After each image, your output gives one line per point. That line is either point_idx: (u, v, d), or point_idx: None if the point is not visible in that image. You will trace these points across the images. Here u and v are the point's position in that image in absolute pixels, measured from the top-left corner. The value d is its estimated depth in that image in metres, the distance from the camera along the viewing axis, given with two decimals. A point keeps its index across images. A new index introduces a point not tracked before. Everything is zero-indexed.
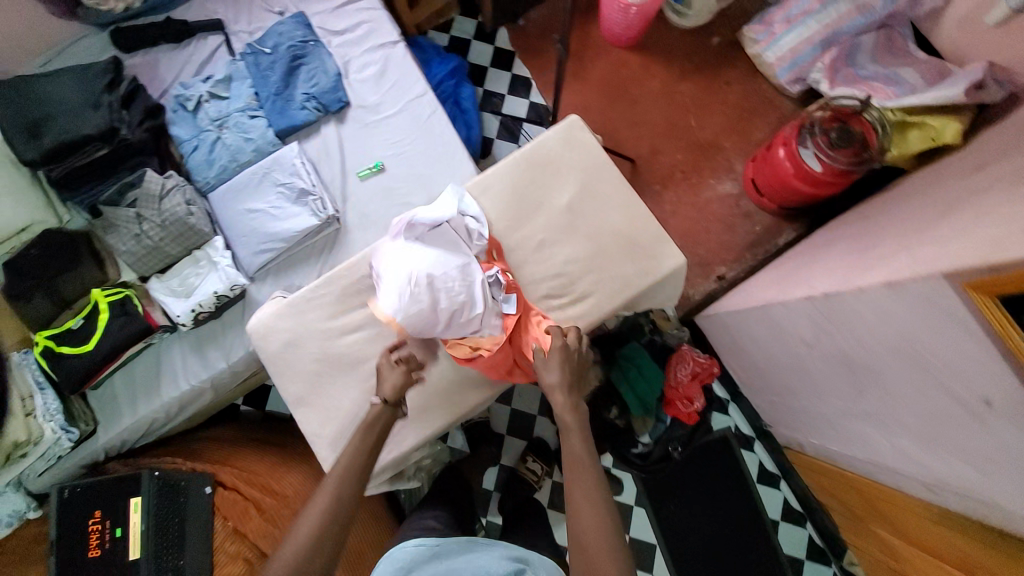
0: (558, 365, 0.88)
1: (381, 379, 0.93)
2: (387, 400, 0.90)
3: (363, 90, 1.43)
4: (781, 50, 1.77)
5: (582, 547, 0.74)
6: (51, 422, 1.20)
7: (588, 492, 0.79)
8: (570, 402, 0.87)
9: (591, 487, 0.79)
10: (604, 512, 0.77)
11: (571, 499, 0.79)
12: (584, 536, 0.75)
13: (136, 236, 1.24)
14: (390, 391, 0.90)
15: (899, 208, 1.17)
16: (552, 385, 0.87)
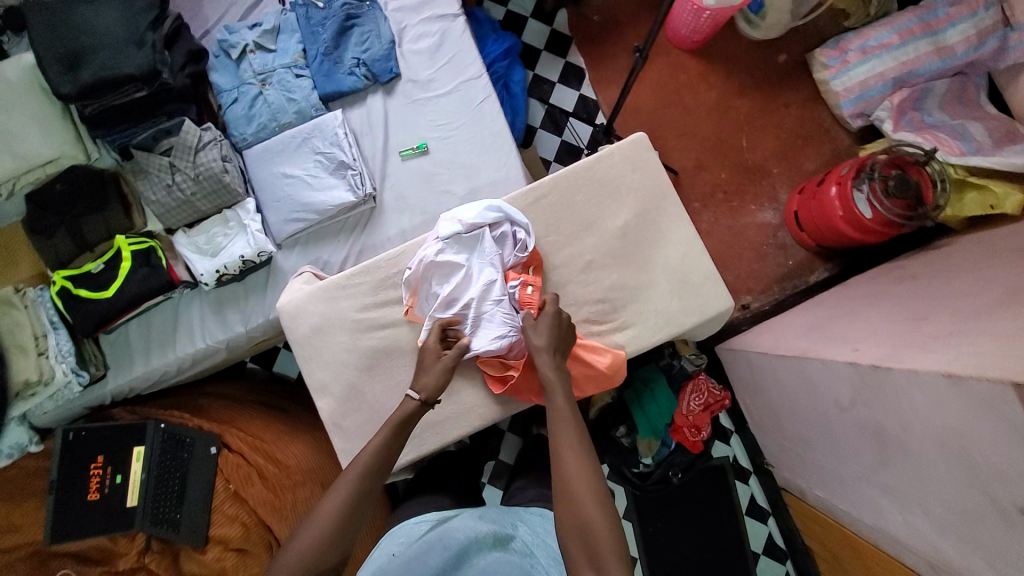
0: (546, 329, 0.88)
1: (418, 374, 0.90)
2: (424, 399, 0.88)
3: (415, 63, 1.36)
4: (851, 80, 1.65)
5: (580, 529, 0.71)
6: (62, 364, 1.22)
7: (580, 470, 0.75)
8: (554, 365, 0.86)
9: (580, 465, 0.75)
10: (597, 488, 0.74)
11: (558, 476, 0.75)
12: (580, 517, 0.71)
13: (166, 187, 1.22)
14: (426, 389, 0.88)
15: (952, 277, 1.13)
16: (539, 348, 0.87)
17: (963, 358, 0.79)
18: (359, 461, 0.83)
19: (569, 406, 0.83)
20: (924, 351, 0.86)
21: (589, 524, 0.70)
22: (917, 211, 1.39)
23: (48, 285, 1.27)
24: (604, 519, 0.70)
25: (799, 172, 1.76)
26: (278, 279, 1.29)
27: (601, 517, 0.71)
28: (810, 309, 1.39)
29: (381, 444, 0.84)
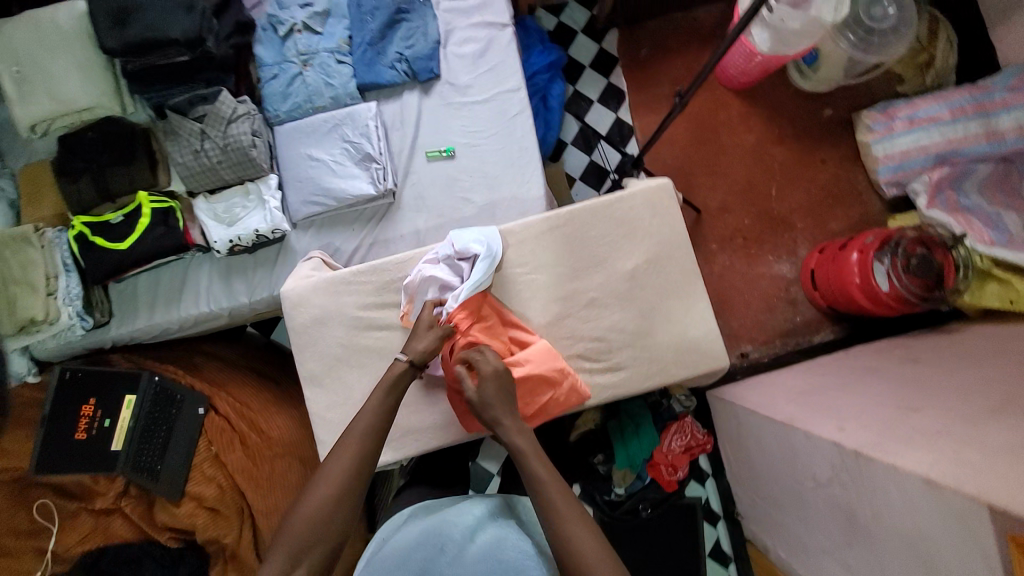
0: (490, 390, 0.82)
1: (414, 337, 0.89)
2: (414, 360, 0.86)
3: (457, 66, 1.36)
4: (893, 148, 1.63)
5: (566, 547, 0.71)
6: (69, 307, 1.27)
7: (557, 496, 0.75)
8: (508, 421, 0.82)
9: (559, 490, 0.75)
10: (578, 510, 0.74)
11: (538, 501, 0.75)
12: (566, 537, 0.72)
13: (194, 152, 1.24)
14: (421, 352, 0.87)
15: (954, 369, 1.10)
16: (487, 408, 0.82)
17: (942, 466, 0.78)
18: (334, 464, 0.78)
19: (525, 435, 0.81)
20: (909, 447, 0.85)
21: (575, 543, 0.71)
22: (935, 293, 1.37)
23: (66, 228, 1.31)
24: (591, 536, 0.72)
25: (823, 230, 1.74)
26: (288, 257, 1.31)
27: (587, 536, 0.71)
28: (808, 373, 1.38)
29: (358, 445, 0.79)
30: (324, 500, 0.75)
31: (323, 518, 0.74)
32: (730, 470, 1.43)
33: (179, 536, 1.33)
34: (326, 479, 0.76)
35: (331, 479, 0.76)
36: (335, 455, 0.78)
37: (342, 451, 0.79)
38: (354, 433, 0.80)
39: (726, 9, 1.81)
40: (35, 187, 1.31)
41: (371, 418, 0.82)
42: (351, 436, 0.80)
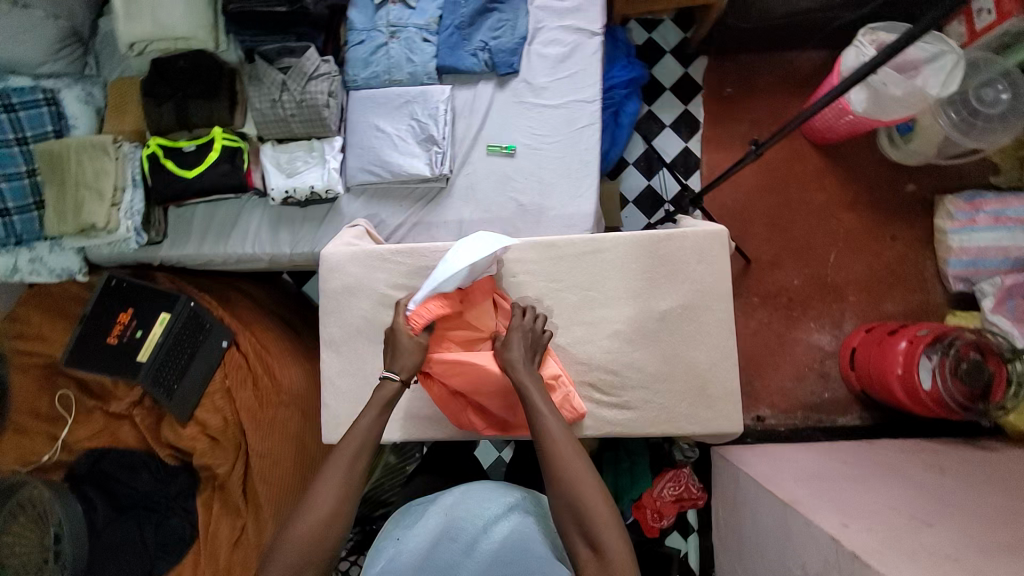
0: (517, 341, 0.87)
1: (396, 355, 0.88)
2: (404, 377, 0.86)
3: (537, 66, 1.35)
4: (970, 241, 1.54)
5: (576, 517, 0.70)
6: (129, 220, 1.33)
7: (573, 470, 0.73)
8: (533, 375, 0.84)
9: (574, 466, 0.73)
10: (595, 482, 0.72)
11: (553, 474, 0.73)
12: (580, 507, 0.70)
13: (272, 101, 1.28)
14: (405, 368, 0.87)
15: (980, 488, 1.02)
16: (512, 362, 0.85)
17: None
18: (329, 477, 0.77)
19: (552, 410, 0.80)
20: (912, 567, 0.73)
21: (587, 515, 0.70)
22: (979, 404, 1.26)
23: (142, 145, 1.39)
24: (605, 511, 0.70)
25: (876, 310, 1.64)
26: (335, 218, 1.35)
27: (602, 509, 0.70)
28: (821, 454, 1.32)
29: (351, 459, 0.79)
30: (321, 515, 0.74)
31: (320, 530, 0.74)
32: (717, 531, 1.40)
33: (177, 454, 1.41)
34: (324, 491, 0.76)
35: (326, 492, 0.76)
36: (329, 470, 0.78)
37: (339, 462, 0.79)
38: (348, 447, 0.80)
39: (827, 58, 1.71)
40: (121, 101, 1.39)
41: (365, 431, 0.81)
42: (346, 446, 0.80)
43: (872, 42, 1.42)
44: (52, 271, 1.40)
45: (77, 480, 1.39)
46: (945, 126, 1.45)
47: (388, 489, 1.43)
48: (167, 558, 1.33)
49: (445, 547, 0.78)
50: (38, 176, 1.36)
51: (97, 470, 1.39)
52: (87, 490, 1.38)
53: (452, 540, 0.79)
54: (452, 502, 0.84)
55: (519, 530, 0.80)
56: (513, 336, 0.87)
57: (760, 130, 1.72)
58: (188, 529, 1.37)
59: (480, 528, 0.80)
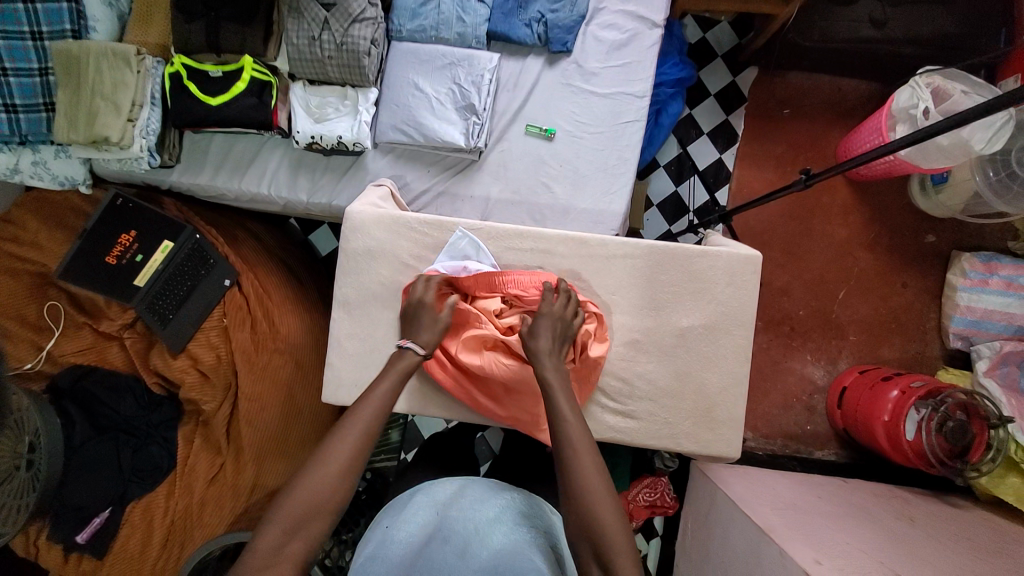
0: (545, 331, 0.88)
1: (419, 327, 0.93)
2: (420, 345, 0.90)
3: (591, 49, 1.29)
4: (979, 302, 1.56)
5: (592, 538, 0.69)
6: (143, 139, 1.26)
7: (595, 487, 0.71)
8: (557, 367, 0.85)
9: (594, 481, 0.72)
10: (610, 495, 0.72)
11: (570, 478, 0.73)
12: (593, 521, 0.69)
13: (310, 38, 1.21)
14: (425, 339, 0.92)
15: (947, 545, 1.06)
16: (539, 349, 0.86)
17: None
18: (339, 442, 0.75)
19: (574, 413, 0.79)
20: None
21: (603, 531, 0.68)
22: (955, 463, 1.28)
23: (164, 62, 1.31)
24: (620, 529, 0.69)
25: (873, 353, 1.67)
26: (359, 172, 1.31)
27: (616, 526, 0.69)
28: (796, 483, 1.36)
29: (360, 429, 0.77)
30: (324, 480, 0.71)
31: (319, 495, 0.71)
32: (680, 541, 1.44)
33: (163, 384, 1.39)
34: (330, 455, 0.73)
35: (330, 458, 0.73)
36: (339, 434, 0.75)
37: (348, 429, 0.76)
38: (359, 416, 0.78)
39: (877, 91, 1.67)
40: (148, 10, 1.31)
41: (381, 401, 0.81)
42: (358, 413, 0.78)
43: (927, 84, 1.38)
44: (56, 178, 1.34)
45: (58, 393, 1.37)
46: (981, 183, 1.41)
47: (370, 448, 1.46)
48: (141, 482, 1.34)
49: (437, 546, 0.77)
50: (50, 76, 1.28)
51: (79, 387, 1.37)
52: (67, 405, 1.36)
53: (445, 541, 0.78)
54: (444, 508, 0.85)
55: (512, 536, 0.80)
56: (539, 322, 0.88)
57: (798, 153, 1.69)
58: (166, 458, 1.36)
59: (472, 530, 0.80)
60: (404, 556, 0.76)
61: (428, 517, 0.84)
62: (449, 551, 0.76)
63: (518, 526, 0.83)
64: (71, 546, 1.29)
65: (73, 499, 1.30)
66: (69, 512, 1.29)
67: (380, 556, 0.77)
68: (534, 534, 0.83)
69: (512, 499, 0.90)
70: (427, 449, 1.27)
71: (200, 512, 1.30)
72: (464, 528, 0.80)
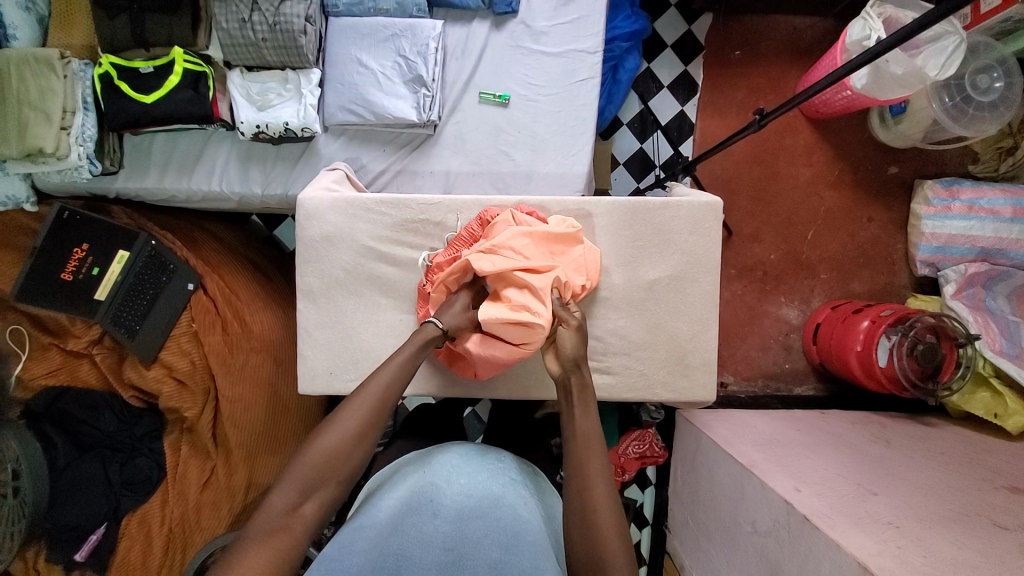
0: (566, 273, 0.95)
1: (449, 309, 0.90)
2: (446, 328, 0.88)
3: (537, 7, 1.25)
4: (943, 228, 1.58)
5: (586, 526, 0.68)
6: (80, 147, 1.20)
7: (594, 473, 0.72)
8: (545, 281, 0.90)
9: (596, 466, 0.72)
10: (606, 473, 0.72)
11: (575, 462, 0.73)
12: (585, 492, 0.70)
13: (240, 21, 1.15)
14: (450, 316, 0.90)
15: (922, 462, 1.11)
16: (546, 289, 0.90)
17: (881, 559, 0.71)
18: (349, 414, 0.74)
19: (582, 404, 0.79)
20: (859, 531, 0.80)
21: (596, 500, 0.69)
22: (928, 384, 1.31)
23: (92, 62, 1.24)
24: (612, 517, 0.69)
25: (844, 288, 1.70)
26: (311, 159, 1.27)
27: (607, 510, 0.69)
28: (778, 420, 1.40)
29: (372, 399, 0.76)
30: (348, 435, 0.72)
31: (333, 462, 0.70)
32: (672, 487, 1.48)
33: (141, 397, 1.37)
34: (342, 423, 0.73)
35: (348, 422, 0.73)
36: (339, 415, 0.74)
37: (371, 385, 0.78)
38: (374, 384, 0.78)
39: (831, 27, 1.66)
40: (67, 10, 1.24)
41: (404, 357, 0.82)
42: (371, 384, 0.78)
43: (879, 14, 1.37)
44: None
45: (34, 418, 1.34)
46: (938, 110, 1.42)
47: None
48: (133, 496, 1.33)
49: (427, 519, 0.76)
50: None
51: (56, 409, 1.34)
52: (45, 428, 1.33)
53: (434, 514, 0.77)
54: (424, 480, 0.85)
55: (500, 501, 0.82)
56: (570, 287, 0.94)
57: (759, 97, 1.67)
58: (155, 469, 1.35)
59: (460, 499, 0.80)
60: (391, 526, 0.75)
61: (407, 490, 0.83)
62: (438, 522, 0.76)
63: (506, 489, 0.85)
64: (70, 568, 1.27)
65: (65, 519, 1.28)
66: (63, 533, 1.27)
67: (369, 527, 0.76)
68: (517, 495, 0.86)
69: (500, 465, 0.91)
70: (412, 420, 1.29)
71: (197, 516, 1.30)
72: (454, 501, 0.80)
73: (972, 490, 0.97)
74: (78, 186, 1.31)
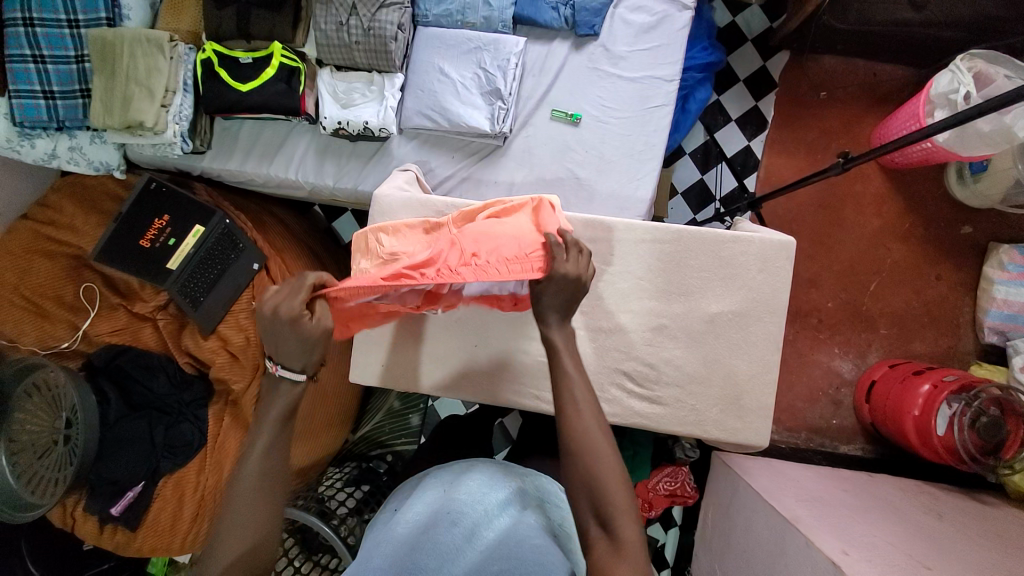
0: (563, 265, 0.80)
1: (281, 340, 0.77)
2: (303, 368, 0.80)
3: (618, 33, 1.28)
4: (1018, 296, 1.50)
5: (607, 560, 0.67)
6: (176, 125, 1.29)
7: (613, 486, 0.69)
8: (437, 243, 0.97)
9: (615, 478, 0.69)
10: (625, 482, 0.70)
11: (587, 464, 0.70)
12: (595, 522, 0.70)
13: (338, 24, 1.22)
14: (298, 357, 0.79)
15: (978, 542, 1.04)
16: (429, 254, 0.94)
17: None
18: (237, 510, 0.77)
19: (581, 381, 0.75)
20: None
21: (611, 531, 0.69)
22: (989, 459, 1.24)
23: (196, 48, 1.34)
24: (620, 487, 0.69)
25: (904, 347, 1.62)
26: (384, 158, 1.32)
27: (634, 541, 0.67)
28: (821, 477, 1.34)
29: (255, 493, 0.77)
30: (248, 531, 0.77)
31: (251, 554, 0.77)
32: (699, 531, 1.43)
33: (194, 364, 1.43)
34: (235, 531, 0.77)
35: (239, 525, 0.77)
36: (229, 524, 0.77)
37: (244, 483, 0.78)
38: (245, 484, 0.78)
39: (914, 77, 1.62)
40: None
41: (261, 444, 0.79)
42: (241, 488, 0.77)
43: (969, 68, 1.33)
44: (91, 164, 1.39)
45: (93, 371, 1.42)
46: (1022, 171, 1.35)
47: (390, 431, 1.52)
48: (171, 459, 1.38)
49: (445, 531, 0.77)
50: (87, 63, 1.31)
51: (114, 365, 1.41)
52: (102, 382, 1.40)
53: (453, 524, 0.78)
54: (450, 488, 0.84)
55: (524, 522, 0.81)
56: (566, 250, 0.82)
57: (830, 139, 1.64)
58: (197, 437, 1.39)
59: (481, 514, 0.80)
60: (414, 541, 0.77)
61: (435, 498, 0.83)
62: (456, 536, 0.76)
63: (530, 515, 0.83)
64: (106, 518, 1.33)
65: (108, 473, 1.35)
66: (103, 485, 1.34)
67: (389, 542, 0.78)
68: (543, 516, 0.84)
69: (523, 484, 0.89)
70: (445, 429, 1.33)
71: None
72: (474, 513, 0.80)
73: None
74: (168, 161, 1.41)
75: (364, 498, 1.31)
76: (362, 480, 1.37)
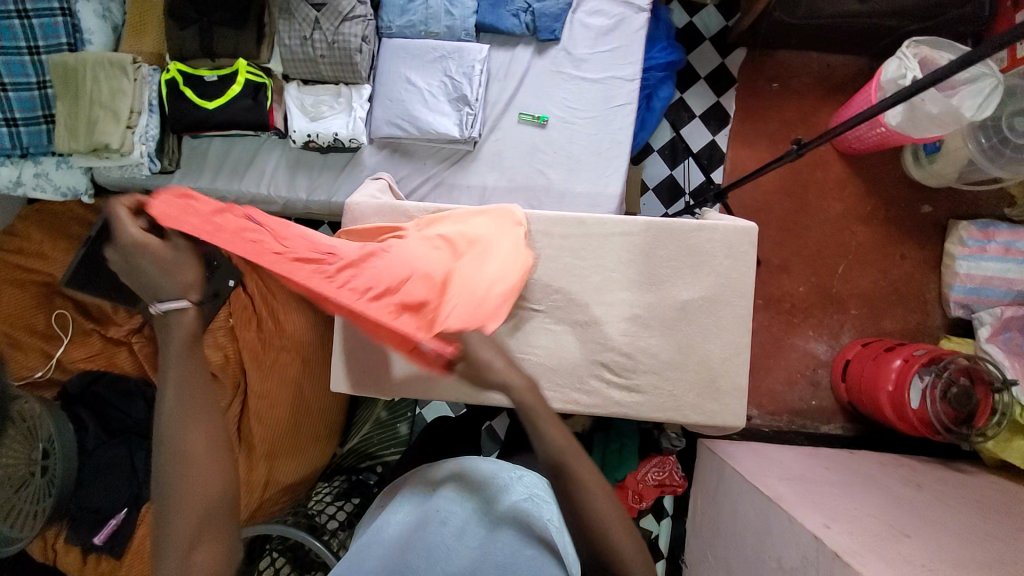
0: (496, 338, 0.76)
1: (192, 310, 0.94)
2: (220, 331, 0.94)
3: (579, 36, 1.31)
4: (978, 270, 1.56)
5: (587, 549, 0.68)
6: (143, 145, 1.29)
7: (589, 486, 0.66)
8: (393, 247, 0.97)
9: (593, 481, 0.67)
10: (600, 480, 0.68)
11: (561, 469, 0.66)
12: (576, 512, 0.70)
13: (302, 38, 1.23)
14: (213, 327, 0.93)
15: (954, 507, 1.07)
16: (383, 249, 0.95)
17: None
18: (167, 471, 0.65)
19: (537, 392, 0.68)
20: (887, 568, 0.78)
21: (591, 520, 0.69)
22: (961, 428, 1.28)
23: (160, 69, 1.34)
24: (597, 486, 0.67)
25: (875, 325, 1.67)
26: (356, 169, 1.33)
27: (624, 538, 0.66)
28: (804, 457, 1.37)
29: (181, 447, 0.66)
30: (190, 485, 0.65)
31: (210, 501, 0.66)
32: (690, 519, 1.44)
33: None
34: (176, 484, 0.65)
35: (180, 483, 0.65)
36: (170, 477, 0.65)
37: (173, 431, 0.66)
38: (174, 437, 0.66)
39: (865, 66, 1.69)
40: (141, 20, 1.34)
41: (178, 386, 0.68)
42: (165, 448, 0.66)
43: (914, 54, 1.39)
44: (59, 190, 1.36)
45: (67, 400, 1.38)
46: (973, 150, 1.42)
47: (378, 442, 1.50)
48: None
49: (434, 530, 0.77)
50: (50, 89, 1.30)
51: (89, 392, 1.38)
52: (78, 410, 1.37)
53: (442, 524, 0.78)
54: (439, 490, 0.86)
55: (513, 518, 0.80)
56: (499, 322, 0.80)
57: (790, 129, 1.69)
58: None
59: (468, 513, 0.81)
60: (402, 544, 0.77)
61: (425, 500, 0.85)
62: (444, 534, 0.76)
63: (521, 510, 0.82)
64: (89, 548, 1.30)
65: (89, 501, 1.32)
66: (85, 514, 1.31)
67: (379, 546, 0.78)
68: (536, 509, 0.84)
69: (514, 480, 0.90)
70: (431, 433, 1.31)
71: None
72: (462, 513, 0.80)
73: (1005, 537, 0.94)
74: (139, 183, 1.40)
75: (354, 511, 1.30)
76: (352, 493, 1.35)
